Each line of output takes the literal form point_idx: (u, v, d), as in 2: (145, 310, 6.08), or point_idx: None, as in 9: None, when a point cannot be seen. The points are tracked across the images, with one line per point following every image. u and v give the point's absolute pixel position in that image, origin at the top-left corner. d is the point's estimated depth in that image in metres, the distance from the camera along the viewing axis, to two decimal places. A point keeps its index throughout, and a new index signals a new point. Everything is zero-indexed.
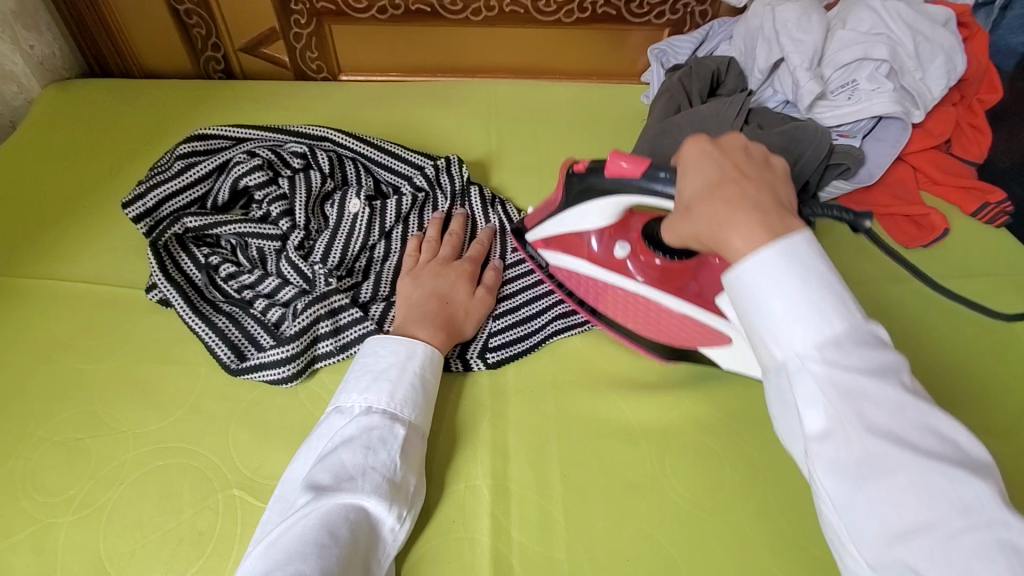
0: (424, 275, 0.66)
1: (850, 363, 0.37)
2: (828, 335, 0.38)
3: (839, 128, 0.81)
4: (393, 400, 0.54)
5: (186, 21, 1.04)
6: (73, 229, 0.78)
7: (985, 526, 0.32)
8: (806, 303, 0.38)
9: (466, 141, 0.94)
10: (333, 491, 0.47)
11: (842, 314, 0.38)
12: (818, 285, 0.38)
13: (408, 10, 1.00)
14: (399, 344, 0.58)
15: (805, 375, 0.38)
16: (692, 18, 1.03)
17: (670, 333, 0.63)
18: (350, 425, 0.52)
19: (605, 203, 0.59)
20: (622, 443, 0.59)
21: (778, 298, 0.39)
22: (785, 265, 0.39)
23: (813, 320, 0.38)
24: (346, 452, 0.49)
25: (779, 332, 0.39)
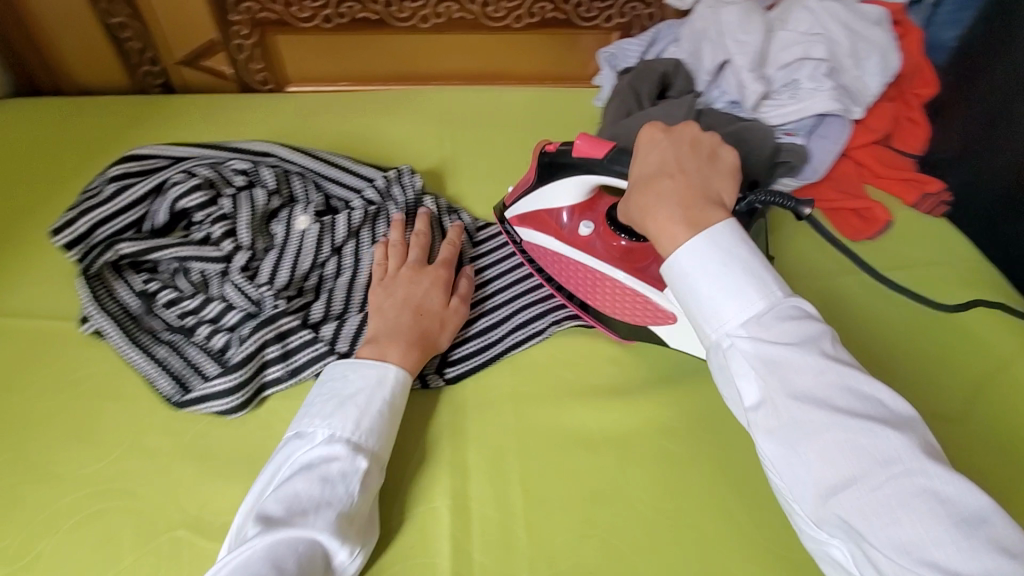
0: (397, 282, 0.64)
1: (771, 336, 0.44)
2: (753, 314, 0.45)
3: (784, 126, 0.83)
4: (357, 428, 0.52)
5: (121, 35, 1.00)
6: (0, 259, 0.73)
7: (904, 476, 0.37)
8: (731, 286, 0.46)
9: (418, 151, 0.92)
10: (283, 525, 0.45)
11: (761, 293, 0.46)
12: (739, 271, 0.46)
13: (354, 19, 0.98)
14: (371, 367, 0.56)
15: (735, 351, 0.45)
16: (640, 21, 1.03)
17: (625, 310, 0.65)
18: (311, 453, 0.50)
19: (573, 181, 0.64)
20: (583, 454, 0.58)
21: (708, 284, 0.47)
22: (707, 254, 0.47)
23: (739, 303, 0.46)
24: (301, 483, 0.48)
25: (714, 316, 0.47)
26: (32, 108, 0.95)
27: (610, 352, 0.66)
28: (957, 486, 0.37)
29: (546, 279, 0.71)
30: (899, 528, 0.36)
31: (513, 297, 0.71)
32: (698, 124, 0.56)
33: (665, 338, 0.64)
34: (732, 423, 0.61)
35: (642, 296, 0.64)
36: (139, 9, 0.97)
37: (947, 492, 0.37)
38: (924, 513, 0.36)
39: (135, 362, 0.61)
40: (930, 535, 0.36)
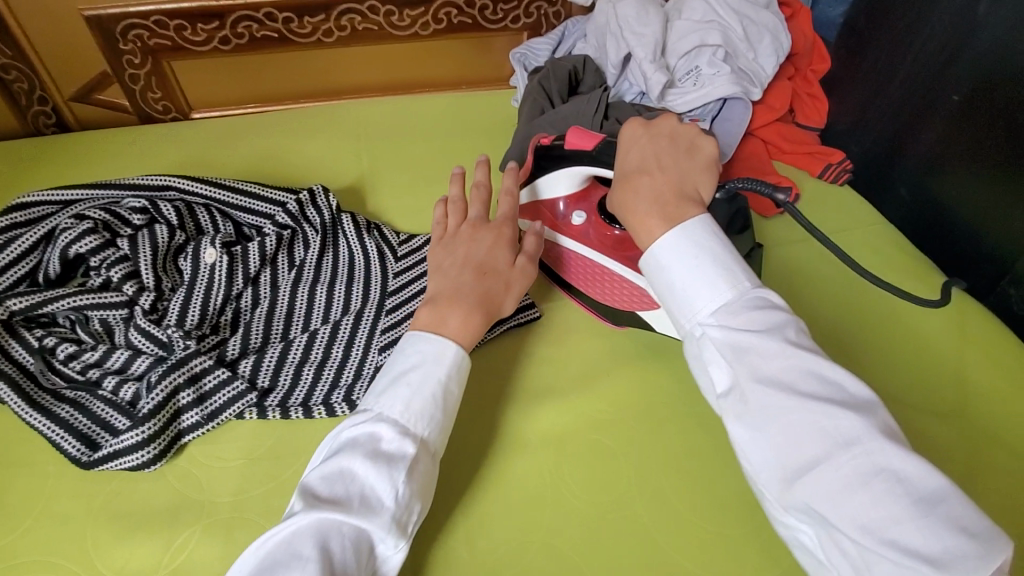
0: (457, 242, 0.61)
1: (741, 325, 0.45)
2: (722, 304, 0.47)
3: (690, 113, 0.84)
4: (407, 410, 0.49)
5: (3, 76, 0.93)
6: None
7: (865, 457, 0.39)
8: (702, 277, 0.48)
9: (335, 168, 0.90)
10: (328, 504, 0.43)
11: (729, 284, 0.47)
12: (708, 263, 0.48)
13: (253, 38, 0.95)
14: (428, 340, 0.52)
15: (706, 339, 0.46)
16: (548, 19, 1.04)
17: (618, 297, 0.67)
18: (360, 429, 0.48)
19: (563, 172, 0.67)
20: (519, 459, 0.59)
21: (680, 275, 0.49)
22: (676, 248, 0.49)
23: (709, 293, 0.47)
24: (349, 461, 0.45)
25: (686, 305, 0.48)
26: None
27: (541, 353, 0.67)
28: (915, 466, 0.38)
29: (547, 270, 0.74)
30: (861, 508, 0.38)
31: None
32: (676, 117, 0.59)
33: (653, 323, 0.66)
34: (663, 409, 0.62)
35: (629, 282, 0.66)
36: (18, 47, 0.90)
37: (905, 472, 0.38)
38: (883, 492, 0.38)
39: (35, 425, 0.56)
40: (889, 514, 0.37)
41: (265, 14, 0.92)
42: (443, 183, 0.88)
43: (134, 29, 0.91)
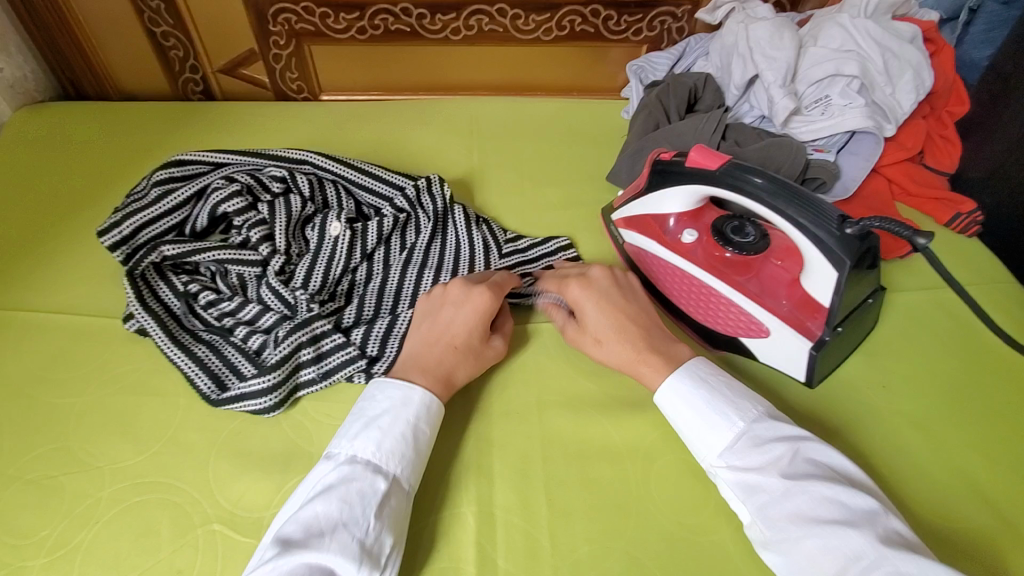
0: (449, 302, 0.62)
1: (744, 464, 0.51)
2: (724, 446, 0.53)
3: (814, 142, 0.83)
4: (379, 450, 0.51)
5: (164, 43, 1.03)
6: (47, 258, 0.76)
7: (875, 569, 0.42)
8: (708, 417, 0.54)
9: (447, 160, 0.93)
10: (300, 549, 0.44)
11: (727, 423, 0.53)
12: (704, 407, 0.55)
13: (387, 31, 1.00)
14: (398, 387, 0.55)
15: (721, 481, 0.52)
16: (669, 34, 1.04)
17: (723, 322, 0.65)
18: (332, 473, 0.49)
19: (683, 189, 0.66)
20: (607, 466, 0.59)
21: (686, 419, 0.55)
22: (685, 392, 0.56)
23: (716, 434, 0.53)
24: (320, 505, 0.46)
25: (697, 450, 0.54)
26: (79, 114, 0.99)
27: None
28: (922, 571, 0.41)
29: (647, 282, 0.73)
30: None
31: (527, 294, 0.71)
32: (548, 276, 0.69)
33: (756, 353, 0.64)
34: None
35: (736, 308, 0.64)
36: (181, 19, 0.99)
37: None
38: None
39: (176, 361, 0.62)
40: None
41: (401, 9, 0.97)
42: (548, 184, 0.90)
43: (283, 12, 0.98)
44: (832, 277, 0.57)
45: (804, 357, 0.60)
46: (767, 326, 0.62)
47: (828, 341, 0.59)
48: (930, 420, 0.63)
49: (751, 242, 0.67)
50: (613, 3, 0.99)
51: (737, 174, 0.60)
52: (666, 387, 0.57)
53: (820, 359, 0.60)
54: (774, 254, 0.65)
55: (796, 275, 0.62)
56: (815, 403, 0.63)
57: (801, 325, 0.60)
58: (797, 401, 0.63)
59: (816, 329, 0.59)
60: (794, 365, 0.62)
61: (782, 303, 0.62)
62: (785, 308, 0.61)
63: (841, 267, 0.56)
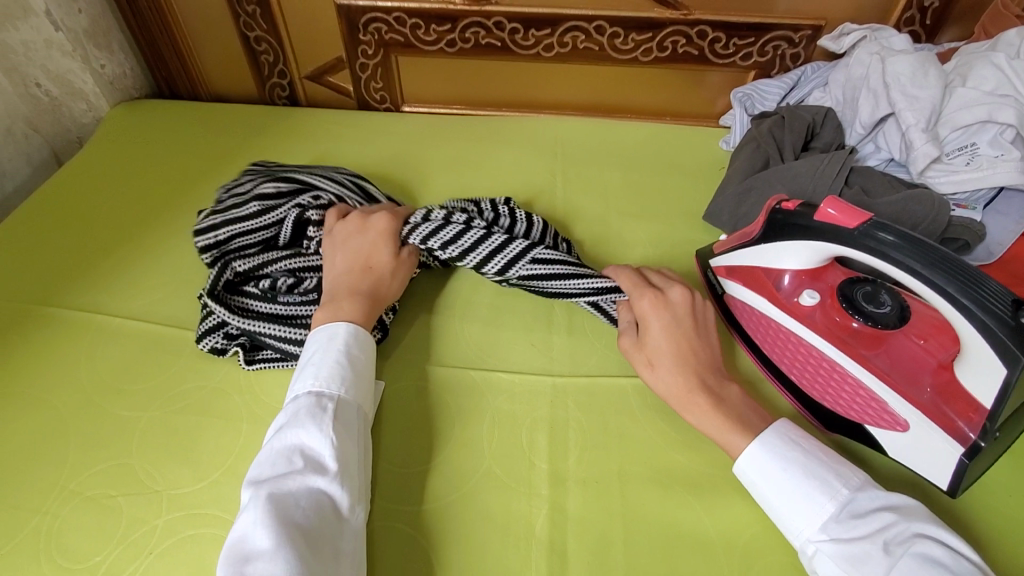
0: (344, 241, 0.67)
1: (847, 537, 0.46)
2: (824, 518, 0.47)
3: (955, 197, 0.73)
4: (319, 379, 0.54)
5: (256, 47, 1.03)
6: (128, 258, 0.77)
7: None
8: (800, 479, 0.49)
9: (529, 182, 0.88)
10: (274, 479, 0.47)
11: (827, 491, 0.48)
12: (800, 471, 0.49)
13: (477, 44, 0.96)
14: (321, 331, 0.59)
15: (822, 559, 0.46)
16: (781, 61, 0.95)
17: (844, 404, 0.57)
18: (282, 414, 0.52)
19: (809, 246, 0.58)
20: (698, 559, 0.51)
21: (776, 490, 0.50)
22: (767, 456, 0.51)
23: (808, 507, 0.48)
24: (283, 439, 0.50)
25: (792, 527, 0.48)
26: (171, 113, 1.01)
27: None
28: None
29: (749, 344, 0.65)
30: None
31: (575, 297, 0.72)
32: (623, 273, 0.65)
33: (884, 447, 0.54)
34: None
35: (864, 390, 0.56)
36: (275, 24, 0.99)
37: None
38: None
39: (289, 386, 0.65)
40: None
41: (495, 23, 0.93)
42: (637, 218, 0.82)
43: (375, 22, 0.96)
44: (1000, 374, 0.46)
45: (951, 462, 0.50)
46: (905, 417, 0.52)
47: (984, 449, 0.48)
48: None
49: (886, 313, 0.58)
50: (723, 25, 0.91)
51: (874, 237, 0.52)
52: (750, 447, 0.52)
53: (970, 469, 0.49)
54: (909, 332, 0.57)
55: (943, 359, 0.53)
56: (960, 515, 0.52)
57: (947, 422, 0.50)
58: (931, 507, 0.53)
59: (969, 431, 0.49)
60: (933, 470, 0.51)
61: (924, 392, 0.53)
62: (928, 397, 0.52)
63: (1014, 365, 0.45)
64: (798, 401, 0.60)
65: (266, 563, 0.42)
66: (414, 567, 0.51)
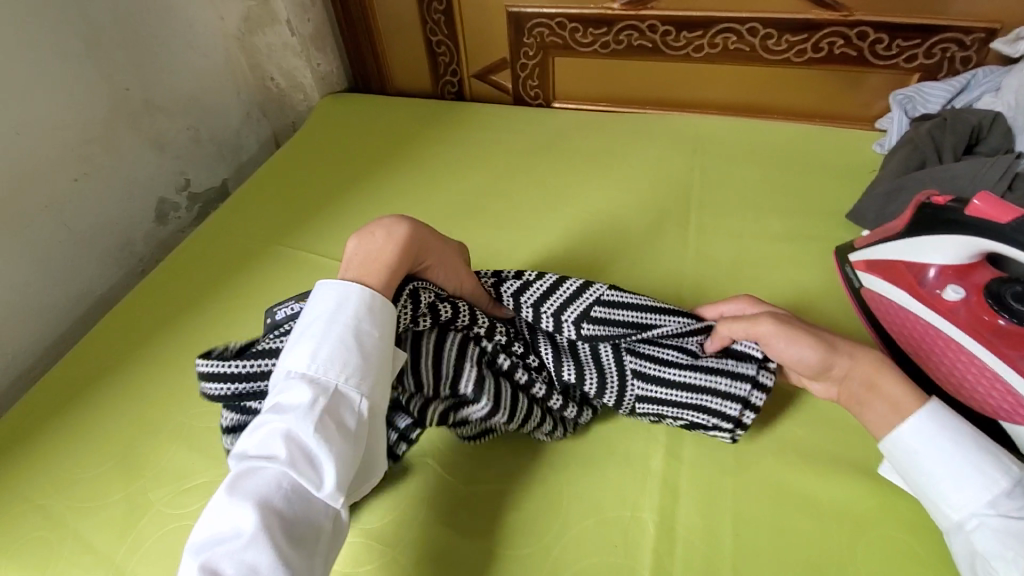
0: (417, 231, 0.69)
1: (1018, 521, 0.46)
2: (995, 493, 0.47)
3: None
4: (315, 356, 0.49)
5: (436, 49, 1.21)
6: (330, 217, 0.97)
7: None
8: (974, 460, 0.48)
9: (667, 175, 0.94)
10: (258, 465, 0.46)
11: (1001, 469, 0.47)
12: (973, 446, 0.48)
13: (630, 46, 1.05)
14: (331, 289, 0.52)
15: (983, 532, 0.47)
16: (951, 63, 0.91)
17: (978, 398, 0.57)
18: (274, 389, 0.49)
19: (956, 241, 0.59)
20: (804, 516, 0.55)
21: (943, 460, 0.49)
22: (936, 427, 0.49)
23: (976, 485, 0.48)
24: (270, 422, 0.47)
25: (950, 497, 0.48)
26: (366, 104, 1.22)
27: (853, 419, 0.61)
28: None
29: (881, 334, 0.66)
30: None
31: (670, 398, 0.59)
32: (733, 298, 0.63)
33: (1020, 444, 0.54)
34: None
35: (1002, 386, 0.55)
36: (455, 30, 1.16)
37: None
38: None
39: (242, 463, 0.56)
40: None
41: (649, 25, 1.01)
42: (774, 214, 0.85)
43: (540, 27, 1.09)
44: None
45: None
46: None
47: None
48: None
49: None
50: (886, 26, 0.90)
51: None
52: (920, 419, 0.50)
53: None
54: None
55: None
56: None
57: None
58: None
59: None
60: None
61: None
62: None
63: None
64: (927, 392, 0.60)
65: (242, 544, 0.42)
66: (544, 479, 0.61)
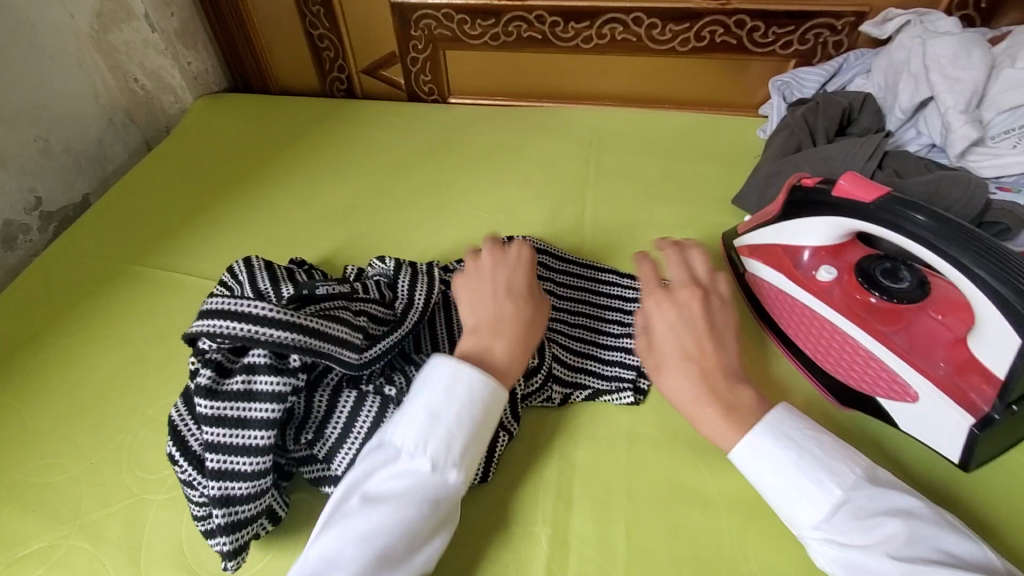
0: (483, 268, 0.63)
1: (844, 539, 0.45)
2: (818, 518, 0.46)
3: (998, 180, 0.71)
4: (467, 461, 0.51)
5: (319, 45, 1.13)
6: (196, 230, 0.87)
7: None
8: (802, 476, 0.47)
9: (562, 167, 0.92)
10: (396, 559, 0.46)
11: (822, 492, 0.46)
12: (792, 468, 0.48)
13: (520, 37, 1.01)
14: (481, 390, 0.53)
15: (816, 554, 0.46)
16: (823, 48, 0.94)
17: (858, 377, 0.57)
18: (421, 482, 0.49)
19: (828, 221, 0.59)
20: (697, 511, 0.54)
21: (768, 485, 0.49)
22: (758, 450, 0.49)
23: (805, 500, 0.47)
24: (416, 522, 0.47)
25: (787, 517, 0.48)
26: (244, 104, 1.12)
27: None
28: None
29: (764, 316, 0.65)
30: None
31: (581, 366, 0.63)
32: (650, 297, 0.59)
33: (896, 418, 0.55)
34: None
35: (877, 363, 0.56)
36: (336, 23, 1.08)
37: None
38: None
39: (213, 404, 0.51)
40: None
41: (536, 16, 0.98)
42: (667, 203, 0.84)
43: (425, 19, 1.03)
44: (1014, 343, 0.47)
45: (962, 434, 0.51)
46: (917, 388, 0.53)
47: (997, 420, 0.49)
48: None
49: (906, 288, 0.59)
50: (761, 14, 0.91)
51: (900, 212, 0.52)
52: (748, 435, 0.50)
53: (983, 441, 0.50)
54: (932, 307, 0.57)
55: (961, 334, 0.54)
56: (971, 490, 0.52)
57: (960, 395, 0.51)
58: (946, 486, 0.53)
59: (982, 403, 0.50)
60: (943, 441, 0.52)
61: (938, 365, 0.54)
62: (943, 371, 0.53)
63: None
64: (811, 374, 0.60)
65: None
66: None
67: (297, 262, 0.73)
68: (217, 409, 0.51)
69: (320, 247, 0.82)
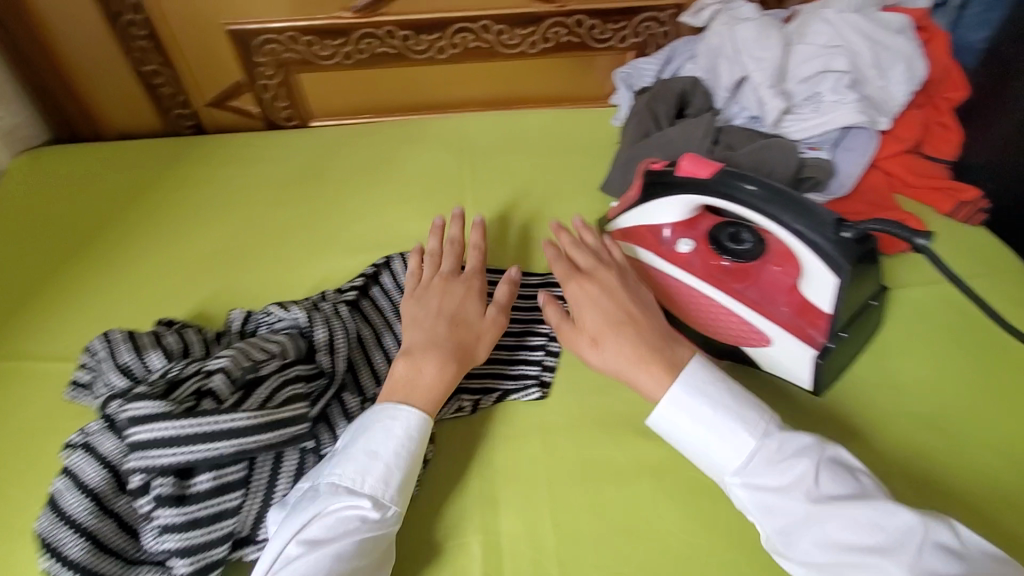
0: (428, 294, 0.66)
1: (761, 482, 0.50)
2: (738, 465, 0.52)
3: (807, 141, 0.83)
4: (399, 491, 0.52)
5: (153, 81, 1.04)
6: (42, 308, 0.77)
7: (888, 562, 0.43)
8: (719, 430, 0.53)
9: (437, 178, 0.93)
10: None
11: (739, 442, 0.52)
12: (714, 425, 0.53)
13: (373, 54, 1.01)
14: (408, 422, 0.55)
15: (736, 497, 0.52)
16: (654, 39, 1.04)
17: (726, 332, 0.65)
18: (355, 519, 0.50)
19: (678, 199, 0.65)
20: (611, 483, 0.58)
21: (694, 442, 0.54)
22: (677, 415, 0.54)
23: (725, 452, 0.52)
24: (351, 560, 0.48)
25: (712, 466, 0.54)
26: (69, 157, 0.99)
27: None
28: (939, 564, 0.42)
29: None
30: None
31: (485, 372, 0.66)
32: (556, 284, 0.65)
33: (760, 362, 0.63)
34: None
35: (738, 318, 0.64)
36: (169, 56, 1.00)
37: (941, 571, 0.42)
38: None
39: (181, 511, 0.50)
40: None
41: (386, 32, 0.98)
42: (541, 199, 0.89)
43: (269, 43, 0.99)
44: (832, 281, 0.56)
45: (809, 365, 0.60)
46: (770, 334, 0.62)
47: (831, 348, 0.59)
48: (945, 418, 0.61)
49: (748, 249, 0.66)
50: (596, 12, 0.98)
51: (732, 184, 0.59)
52: (668, 396, 0.55)
53: (826, 367, 0.60)
54: (774, 260, 0.65)
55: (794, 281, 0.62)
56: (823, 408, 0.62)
57: (803, 333, 0.60)
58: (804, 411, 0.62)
59: (819, 336, 0.59)
60: (798, 373, 0.61)
61: (782, 310, 0.62)
62: (785, 314, 0.61)
63: (840, 272, 0.55)
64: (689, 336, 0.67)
65: None
66: None
67: (167, 322, 0.68)
68: (187, 514, 0.50)
69: (194, 300, 0.77)
